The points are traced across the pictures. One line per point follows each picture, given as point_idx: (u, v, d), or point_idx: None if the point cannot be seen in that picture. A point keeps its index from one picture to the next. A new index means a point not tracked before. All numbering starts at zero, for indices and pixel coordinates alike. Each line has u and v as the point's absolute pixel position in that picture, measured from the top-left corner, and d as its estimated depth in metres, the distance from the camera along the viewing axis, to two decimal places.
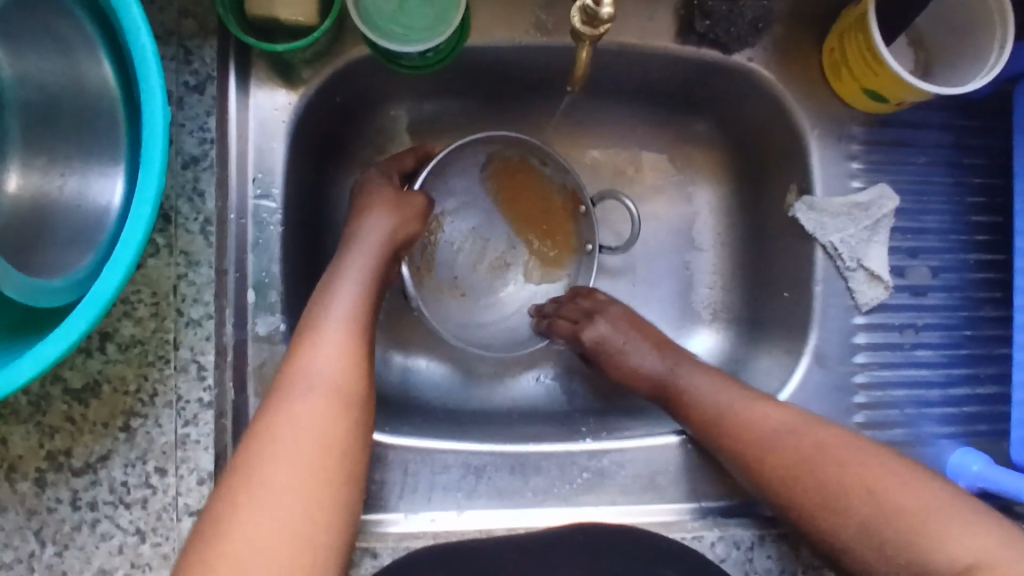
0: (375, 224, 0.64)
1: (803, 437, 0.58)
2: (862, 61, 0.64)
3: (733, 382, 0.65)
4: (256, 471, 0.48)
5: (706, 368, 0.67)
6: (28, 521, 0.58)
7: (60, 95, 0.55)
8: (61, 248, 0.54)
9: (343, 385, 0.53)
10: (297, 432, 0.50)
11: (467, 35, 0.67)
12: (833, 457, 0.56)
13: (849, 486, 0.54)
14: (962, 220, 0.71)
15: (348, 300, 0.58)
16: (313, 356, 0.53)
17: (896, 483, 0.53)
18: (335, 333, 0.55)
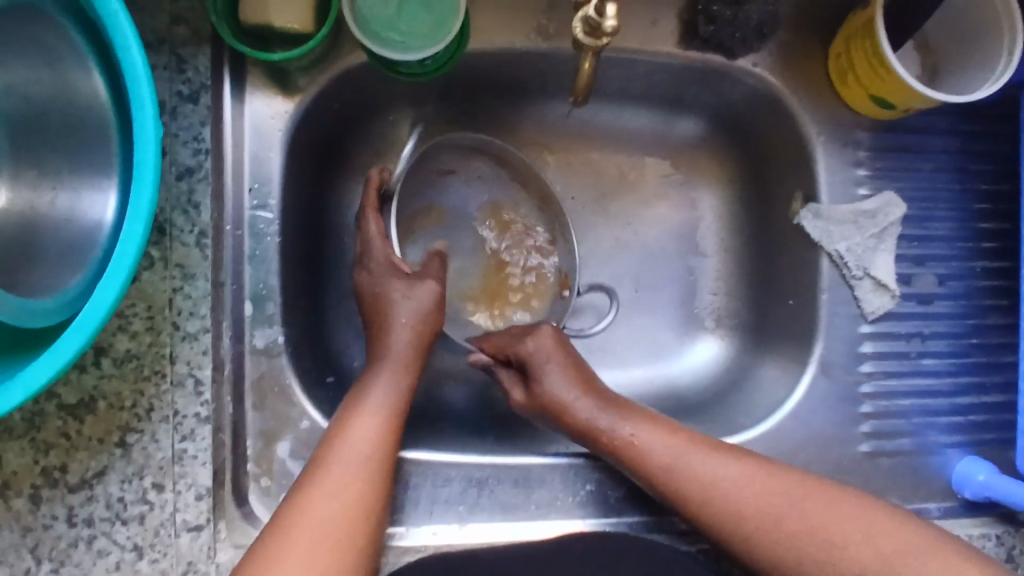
0: (401, 315, 0.64)
1: (756, 493, 0.58)
2: (868, 67, 0.63)
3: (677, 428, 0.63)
4: (273, 572, 0.50)
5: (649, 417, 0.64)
6: (23, 538, 0.56)
7: (49, 106, 0.53)
8: (53, 264, 0.53)
9: (371, 491, 0.56)
10: (324, 536, 0.53)
11: (466, 41, 0.65)
12: (810, 517, 0.57)
13: (834, 543, 0.55)
14: (968, 226, 0.70)
15: (383, 404, 0.60)
16: (348, 461, 0.56)
17: (881, 529, 0.55)
18: (370, 436, 0.58)
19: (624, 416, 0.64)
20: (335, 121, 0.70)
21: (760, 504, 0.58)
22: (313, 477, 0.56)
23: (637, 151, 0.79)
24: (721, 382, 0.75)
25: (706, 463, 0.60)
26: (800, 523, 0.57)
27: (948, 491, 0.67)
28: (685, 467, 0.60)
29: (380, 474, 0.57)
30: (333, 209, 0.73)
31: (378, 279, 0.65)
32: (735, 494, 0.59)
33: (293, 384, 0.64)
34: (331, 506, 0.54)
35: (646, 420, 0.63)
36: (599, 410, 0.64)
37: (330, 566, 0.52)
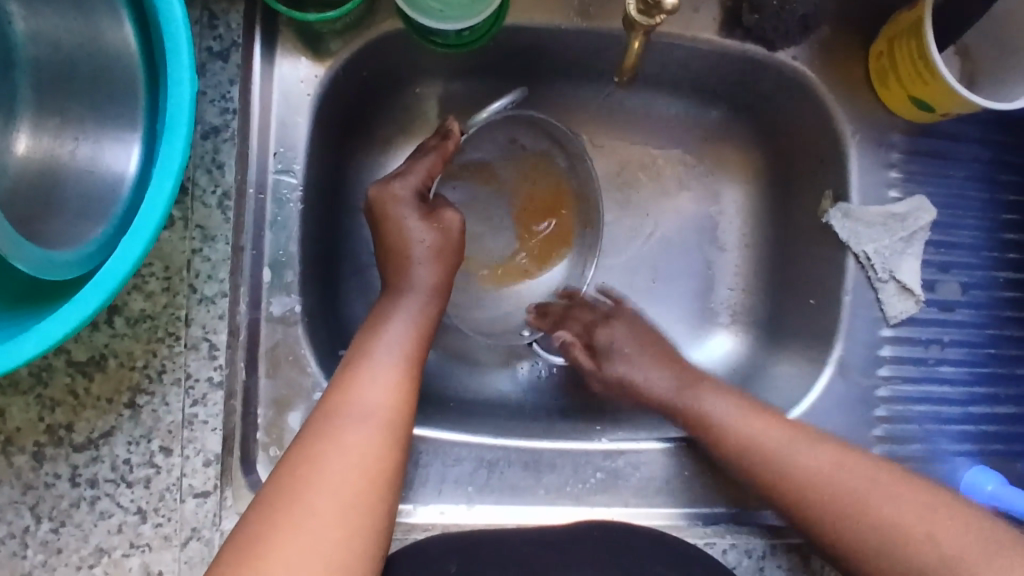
0: (418, 253, 0.64)
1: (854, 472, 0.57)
2: (911, 69, 0.62)
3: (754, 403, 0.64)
4: (302, 487, 0.49)
5: (725, 391, 0.65)
6: (23, 496, 0.55)
7: (74, 53, 0.52)
8: (73, 217, 0.51)
9: (390, 422, 0.54)
10: (345, 461, 0.51)
11: (504, 16, 0.64)
12: (879, 506, 0.55)
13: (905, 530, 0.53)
14: (994, 236, 0.70)
15: (398, 343, 0.59)
16: (365, 391, 0.55)
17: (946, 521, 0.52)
18: (387, 372, 0.56)
19: (706, 396, 0.64)
20: (363, 89, 0.68)
21: (842, 489, 0.56)
22: (328, 409, 0.54)
23: (664, 140, 0.78)
24: (733, 377, 0.74)
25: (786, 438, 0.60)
26: (892, 511, 0.54)
27: None
28: (756, 438, 0.61)
29: (400, 407, 0.55)
30: (355, 180, 0.72)
31: (396, 218, 0.64)
32: (841, 481, 0.57)
33: (307, 354, 0.63)
34: (351, 434, 0.52)
35: (719, 394, 0.64)
36: (670, 386, 0.66)
37: (356, 492, 0.50)
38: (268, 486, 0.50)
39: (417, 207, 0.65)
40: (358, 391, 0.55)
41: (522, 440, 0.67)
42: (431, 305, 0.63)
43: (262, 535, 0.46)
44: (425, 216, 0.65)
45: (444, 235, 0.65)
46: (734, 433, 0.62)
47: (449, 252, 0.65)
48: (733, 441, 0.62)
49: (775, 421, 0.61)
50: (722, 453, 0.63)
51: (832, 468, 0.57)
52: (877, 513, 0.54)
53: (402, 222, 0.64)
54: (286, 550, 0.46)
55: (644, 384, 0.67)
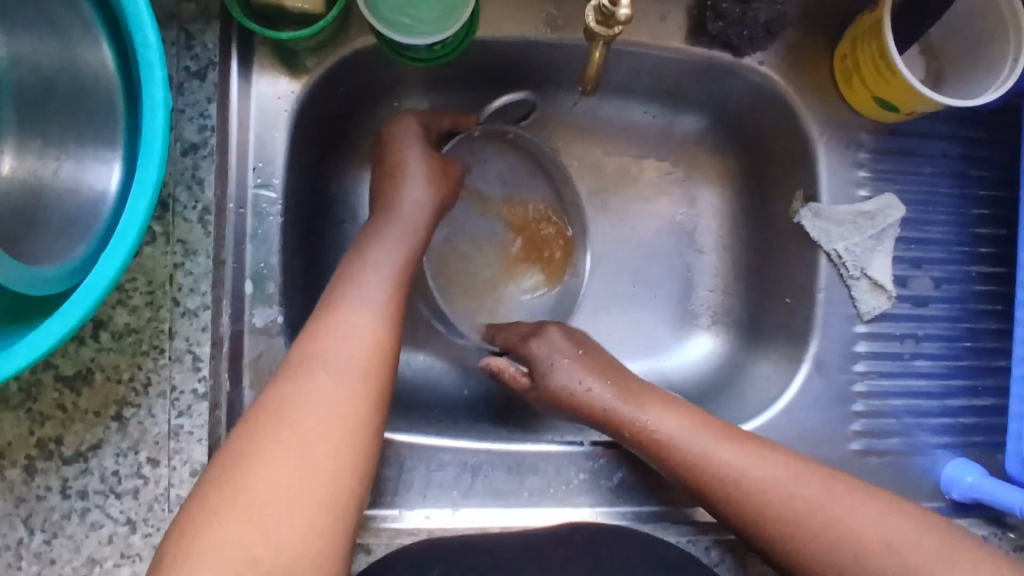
0: (415, 194, 0.65)
1: (780, 483, 0.58)
2: (874, 70, 0.64)
3: (690, 410, 0.63)
4: (270, 438, 0.48)
5: (662, 401, 0.63)
6: (16, 508, 0.57)
7: (55, 77, 0.53)
8: (55, 235, 0.53)
9: (367, 371, 0.53)
10: (314, 410, 0.50)
11: (476, 29, 0.65)
12: (785, 509, 0.57)
13: (799, 510, 0.56)
14: (966, 231, 0.71)
15: (374, 290, 0.58)
16: (333, 340, 0.54)
17: (845, 511, 0.56)
18: (360, 319, 0.55)
19: (643, 407, 0.63)
20: (341, 103, 0.70)
21: (768, 482, 0.58)
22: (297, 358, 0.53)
23: (640, 145, 0.79)
24: (714, 378, 0.75)
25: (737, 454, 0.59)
26: (803, 504, 0.56)
27: (936, 492, 0.68)
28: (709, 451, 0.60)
29: (373, 355, 0.54)
30: (336, 193, 0.74)
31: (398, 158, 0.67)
32: (760, 481, 0.58)
33: None
34: (318, 384, 0.51)
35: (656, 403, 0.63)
36: (609, 390, 0.65)
37: (333, 437, 0.49)
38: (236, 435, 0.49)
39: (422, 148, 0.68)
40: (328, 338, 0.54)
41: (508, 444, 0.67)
42: (408, 241, 0.63)
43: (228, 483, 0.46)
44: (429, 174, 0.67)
45: (441, 178, 0.68)
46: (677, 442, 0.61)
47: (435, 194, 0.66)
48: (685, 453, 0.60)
49: (734, 439, 0.60)
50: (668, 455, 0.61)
51: (768, 485, 0.58)
52: (776, 519, 0.57)
53: (407, 155, 0.67)
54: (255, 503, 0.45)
55: (579, 393, 0.65)
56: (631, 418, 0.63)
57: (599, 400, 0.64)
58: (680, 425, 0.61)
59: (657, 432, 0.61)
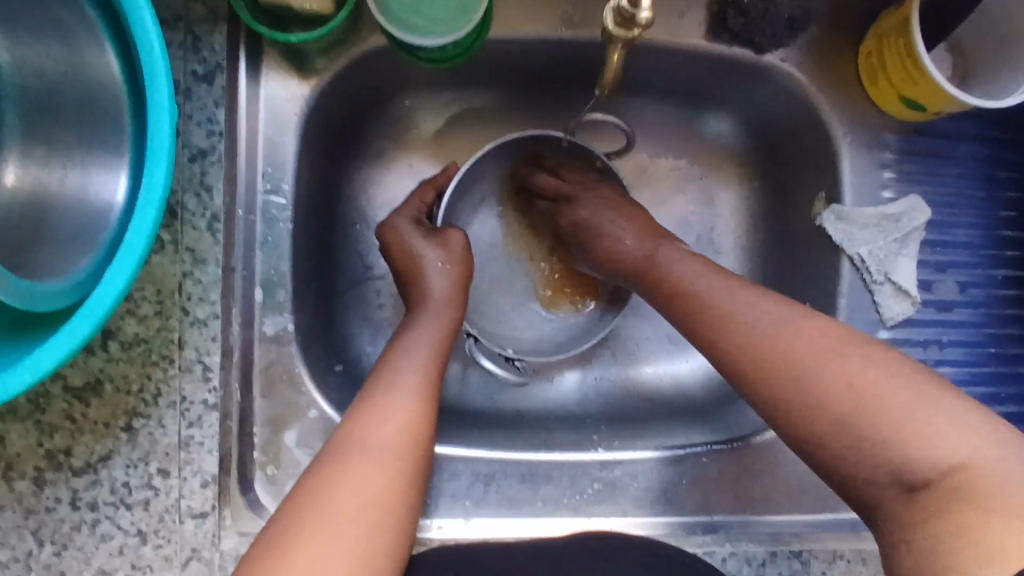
0: (438, 289, 0.65)
1: (784, 327, 0.49)
2: (901, 68, 0.62)
3: (713, 263, 0.58)
4: (325, 493, 0.49)
5: (689, 254, 0.60)
6: (25, 520, 0.56)
7: (60, 83, 0.52)
8: (61, 247, 0.52)
9: (414, 427, 0.55)
10: (373, 465, 0.52)
11: (489, 28, 0.64)
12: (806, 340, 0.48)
13: (781, 350, 0.48)
14: (991, 234, 0.69)
15: (422, 350, 0.60)
16: (392, 397, 0.56)
17: (884, 375, 0.44)
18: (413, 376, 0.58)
19: (659, 243, 0.63)
20: (352, 104, 0.68)
21: (757, 321, 0.51)
22: (360, 413, 0.55)
23: (657, 145, 0.77)
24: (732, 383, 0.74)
25: (727, 295, 0.53)
26: (809, 340, 0.48)
27: None
28: (768, 335, 0.49)
29: (422, 412, 0.56)
30: (347, 195, 0.72)
31: (407, 247, 0.67)
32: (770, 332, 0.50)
33: (302, 373, 0.63)
34: (376, 441, 0.53)
35: (681, 255, 0.60)
36: (642, 258, 0.63)
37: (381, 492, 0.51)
38: (300, 488, 0.51)
39: (420, 232, 0.68)
40: (387, 397, 0.56)
41: (525, 454, 0.66)
42: (446, 318, 0.64)
43: (291, 535, 0.47)
44: (432, 240, 0.67)
45: (453, 255, 0.67)
46: (693, 291, 0.56)
47: (455, 298, 0.65)
48: (718, 320, 0.53)
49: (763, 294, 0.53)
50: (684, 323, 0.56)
51: (793, 330, 0.49)
52: (793, 354, 0.48)
53: (409, 246, 0.66)
54: (311, 554, 0.46)
55: (613, 235, 0.65)
56: (653, 263, 0.61)
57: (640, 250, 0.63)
58: (694, 271, 0.57)
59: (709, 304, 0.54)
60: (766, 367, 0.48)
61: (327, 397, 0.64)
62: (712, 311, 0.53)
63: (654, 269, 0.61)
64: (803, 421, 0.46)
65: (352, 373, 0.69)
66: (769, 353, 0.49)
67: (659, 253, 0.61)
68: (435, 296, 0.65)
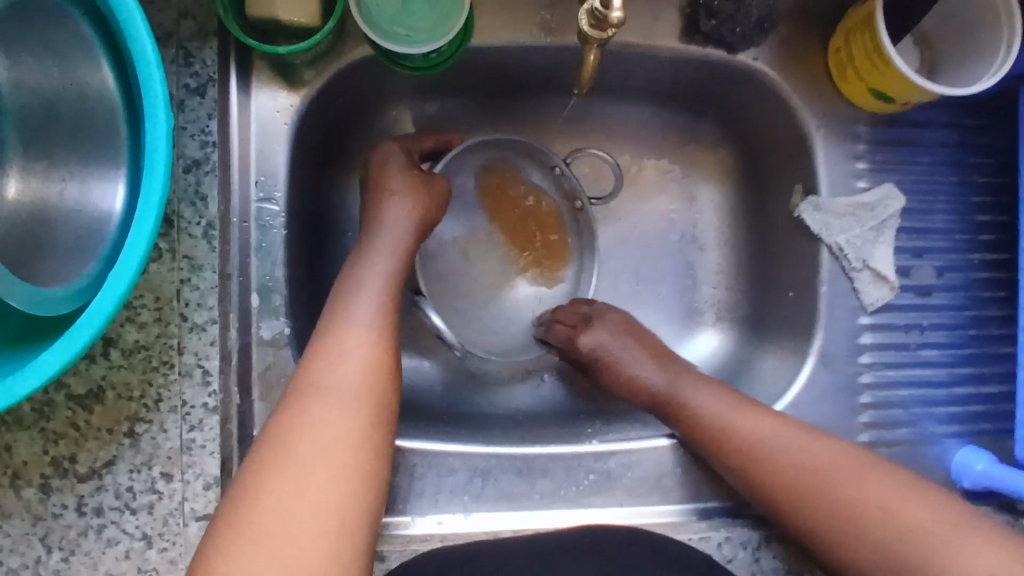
0: (397, 225, 0.66)
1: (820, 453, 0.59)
2: (868, 62, 0.64)
3: (732, 391, 0.66)
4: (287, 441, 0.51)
5: (706, 382, 0.67)
6: (33, 527, 0.57)
7: (56, 99, 0.54)
8: (62, 257, 0.53)
9: (373, 364, 0.56)
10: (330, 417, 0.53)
11: (470, 35, 0.66)
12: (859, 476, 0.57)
13: (834, 480, 0.58)
14: (967, 218, 0.71)
15: (375, 285, 0.61)
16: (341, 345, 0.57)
17: (911, 507, 0.55)
18: (363, 321, 0.59)
19: (693, 389, 0.67)
20: (340, 114, 0.71)
21: (810, 460, 0.59)
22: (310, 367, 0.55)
23: (640, 147, 0.80)
24: (722, 373, 0.76)
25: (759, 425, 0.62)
26: (853, 494, 0.57)
27: (947, 480, 0.67)
28: (800, 458, 0.59)
29: (378, 346, 0.58)
30: (338, 203, 0.74)
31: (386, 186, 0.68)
32: (799, 456, 0.59)
33: None
34: (329, 396, 0.54)
35: (705, 390, 0.66)
36: (662, 379, 0.69)
37: (344, 433, 0.52)
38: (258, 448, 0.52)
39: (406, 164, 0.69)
40: (337, 344, 0.56)
41: (520, 447, 0.67)
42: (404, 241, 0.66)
43: (253, 484, 0.49)
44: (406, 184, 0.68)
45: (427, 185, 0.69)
46: (723, 424, 0.63)
47: (416, 225, 0.67)
48: (764, 448, 0.61)
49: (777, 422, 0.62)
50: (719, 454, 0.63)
51: (821, 466, 0.59)
52: (828, 493, 0.57)
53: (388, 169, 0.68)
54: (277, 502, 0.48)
55: (635, 373, 0.70)
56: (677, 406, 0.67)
57: (669, 390, 0.68)
58: (743, 420, 0.63)
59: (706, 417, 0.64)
60: (792, 491, 0.59)
61: None
62: (785, 496, 0.59)
63: (677, 411, 0.66)
64: (849, 548, 0.56)
65: None
66: (801, 482, 0.59)
67: (681, 382, 0.68)
68: (386, 235, 0.65)
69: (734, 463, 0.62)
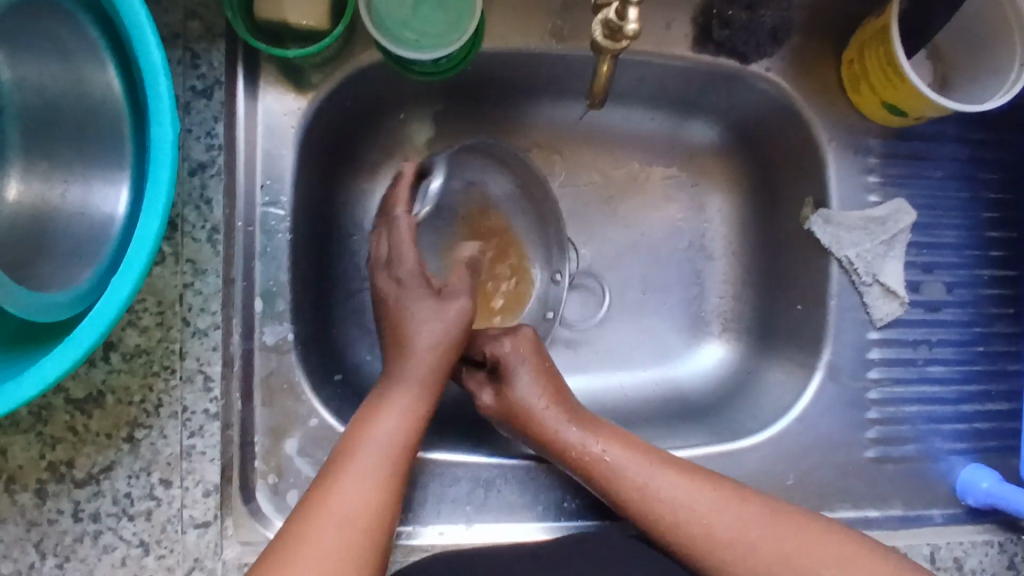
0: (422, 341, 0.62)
1: (709, 494, 0.58)
2: (882, 75, 0.63)
3: (634, 440, 0.62)
4: (325, 521, 0.51)
5: (617, 434, 0.63)
6: (28, 533, 0.56)
7: (60, 99, 0.53)
8: (63, 259, 0.53)
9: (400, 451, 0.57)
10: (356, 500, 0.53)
11: (480, 42, 0.65)
12: (766, 518, 0.57)
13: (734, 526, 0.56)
14: (977, 234, 0.70)
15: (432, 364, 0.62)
16: (376, 436, 0.57)
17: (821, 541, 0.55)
18: (400, 413, 0.59)
19: (594, 433, 0.62)
20: (347, 118, 0.70)
21: (697, 509, 0.57)
22: (339, 459, 0.55)
23: (646, 154, 0.79)
24: (726, 385, 0.75)
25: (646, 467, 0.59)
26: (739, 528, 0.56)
27: (951, 497, 0.67)
28: (692, 505, 0.57)
29: (410, 429, 0.58)
30: (342, 206, 0.73)
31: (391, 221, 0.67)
32: (687, 501, 0.57)
33: (301, 382, 0.64)
34: (357, 483, 0.54)
35: (607, 433, 0.62)
36: (564, 420, 0.63)
37: (370, 512, 0.53)
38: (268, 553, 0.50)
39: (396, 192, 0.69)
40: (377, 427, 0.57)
41: (524, 458, 0.67)
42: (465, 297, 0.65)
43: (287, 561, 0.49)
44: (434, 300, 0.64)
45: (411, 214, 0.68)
46: (624, 472, 0.59)
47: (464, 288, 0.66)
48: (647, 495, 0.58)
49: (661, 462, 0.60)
50: (618, 498, 0.59)
51: (712, 505, 0.57)
52: (734, 536, 0.56)
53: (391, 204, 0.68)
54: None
55: (531, 408, 0.63)
56: (578, 448, 0.61)
57: (579, 441, 0.62)
58: (629, 459, 0.60)
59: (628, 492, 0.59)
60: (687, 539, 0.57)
61: (327, 405, 0.65)
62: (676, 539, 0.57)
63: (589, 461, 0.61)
64: None
65: (351, 383, 0.70)
66: (706, 528, 0.56)
67: (586, 423, 0.63)
68: (428, 307, 0.64)
69: (633, 507, 0.59)
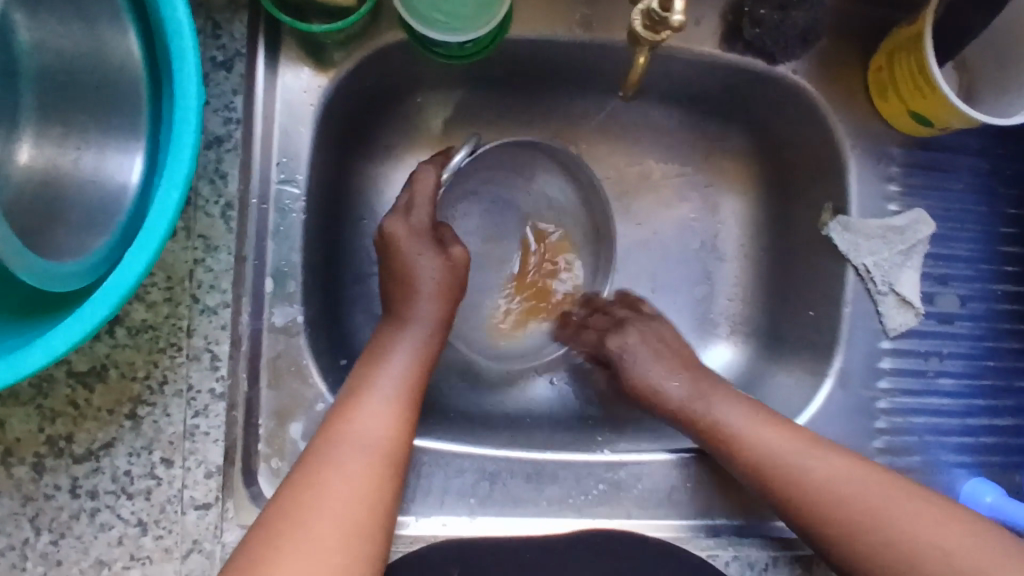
0: (427, 288, 0.64)
1: (824, 466, 0.58)
2: (910, 83, 0.63)
3: (761, 409, 0.63)
4: (298, 515, 0.49)
5: (730, 393, 0.65)
6: (23, 507, 0.55)
7: (77, 62, 0.51)
8: (73, 228, 0.51)
9: (388, 450, 0.55)
10: (342, 490, 0.51)
11: (507, 27, 0.64)
12: (890, 490, 0.56)
13: (848, 498, 0.56)
14: (992, 249, 0.70)
15: (408, 362, 0.60)
16: (358, 428, 0.55)
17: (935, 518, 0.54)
18: (382, 407, 0.57)
19: (715, 397, 0.65)
20: (367, 98, 0.69)
21: (827, 476, 0.58)
22: (321, 448, 0.54)
23: (665, 151, 0.78)
24: None
25: (782, 438, 0.60)
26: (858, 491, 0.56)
27: None
28: (814, 473, 0.58)
29: (399, 430, 0.56)
30: (357, 188, 0.72)
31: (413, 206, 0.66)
32: (840, 485, 0.57)
33: (309, 365, 0.63)
34: (341, 475, 0.52)
35: (731, 399, 0.64)
36: (690, 394, 0.65)
37: (352, 509, 0.51)
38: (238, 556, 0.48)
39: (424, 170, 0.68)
40: (352, 421, 0.55)
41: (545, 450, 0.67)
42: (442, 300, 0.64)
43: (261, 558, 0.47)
44: (437, 251, 0.66)
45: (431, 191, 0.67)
46: (746, 437, 0.61)
47: (449, 284, 0.65)
48: (772, 463, 0.60)
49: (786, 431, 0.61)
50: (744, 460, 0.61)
51: (849, 481, 0.57)
52: (856, 502, 0.56)
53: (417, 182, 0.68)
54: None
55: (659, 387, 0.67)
56: (708, 417, 0.64)
57: (683, 405, 0.65)
58: (751, 428, 0.62)
59: (739, 439, 0.62)
60: (822, 513, 0.57)
61: (333, 389, 0.64)
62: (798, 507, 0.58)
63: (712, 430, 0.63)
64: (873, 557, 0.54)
65: None
66: (828, 495, 0.57)
67: (703, 392, 0.65)
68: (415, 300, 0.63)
69: (757, 471, 0.60)
